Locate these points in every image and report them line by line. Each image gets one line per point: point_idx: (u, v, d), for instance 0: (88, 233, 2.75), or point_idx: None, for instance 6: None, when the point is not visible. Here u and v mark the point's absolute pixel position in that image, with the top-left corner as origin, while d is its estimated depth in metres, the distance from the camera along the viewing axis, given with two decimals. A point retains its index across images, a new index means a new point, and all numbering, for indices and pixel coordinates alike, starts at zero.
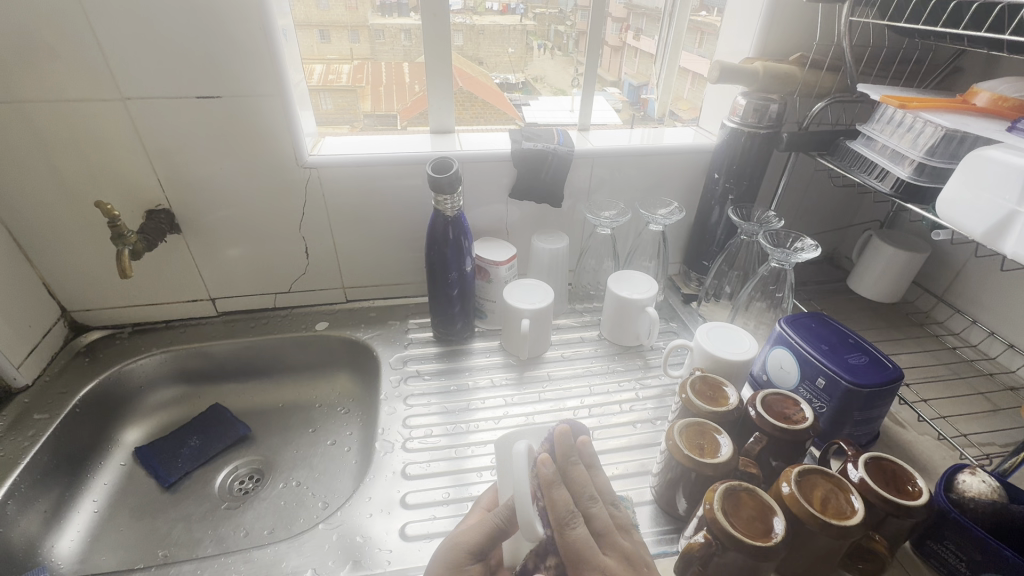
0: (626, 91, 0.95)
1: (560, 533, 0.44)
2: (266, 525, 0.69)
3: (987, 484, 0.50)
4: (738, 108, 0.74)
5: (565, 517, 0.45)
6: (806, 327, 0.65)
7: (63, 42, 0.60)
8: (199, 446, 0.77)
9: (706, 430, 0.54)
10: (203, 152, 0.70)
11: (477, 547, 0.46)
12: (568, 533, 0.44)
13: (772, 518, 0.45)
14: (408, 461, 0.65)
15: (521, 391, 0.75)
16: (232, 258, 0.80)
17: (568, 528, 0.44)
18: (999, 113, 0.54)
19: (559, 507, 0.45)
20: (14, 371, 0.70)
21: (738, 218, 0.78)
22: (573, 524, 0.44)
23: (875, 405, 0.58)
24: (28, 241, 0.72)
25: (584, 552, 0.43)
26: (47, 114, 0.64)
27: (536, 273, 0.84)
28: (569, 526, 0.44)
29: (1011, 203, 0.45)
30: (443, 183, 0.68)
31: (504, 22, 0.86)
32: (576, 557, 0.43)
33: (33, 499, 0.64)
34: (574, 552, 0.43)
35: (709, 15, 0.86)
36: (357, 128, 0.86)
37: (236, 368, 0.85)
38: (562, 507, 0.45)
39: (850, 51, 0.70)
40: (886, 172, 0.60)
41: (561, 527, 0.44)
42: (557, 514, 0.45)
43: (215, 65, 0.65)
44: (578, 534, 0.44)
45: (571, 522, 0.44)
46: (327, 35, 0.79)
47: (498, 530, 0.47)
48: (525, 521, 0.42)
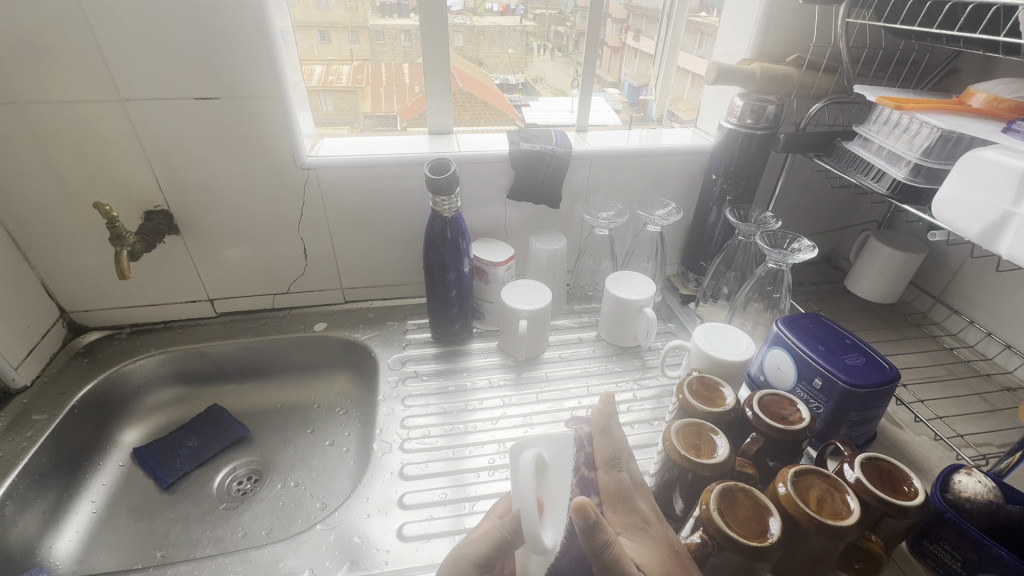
0: (626, 92, 0.96)
1: (606, 473, 0.50)
2: (264, 525, 0.69)
3: (983, 484, 0.50)
4: (736, 109, 0.74)
5: (610, 460, 0.51)
6: (803, 327, 0.65)
7: (61, 44, 0.60)
8: (197, 446, 0.77)
9: (703, 430, 0.54)
10: (202, 153, 0.71)
11: (484, 558, 0.45)
12: (614, 474, 0.50)
13: (769, 519, 0.45)
14: (406, 462, 0.65)
15: (519, 391, 0.75)
16: (230, 259, 0.81)
17: (614, 470, 0.51)
18: (994, 114, 0.54)
19: (604, 451, 0.52)
20: (13, 372, 0.71)
21: (736, 219, 0.78)
22: (618, 467, 0.51)
23: (872, 405, 0.58)
24: (27, 242, 0.72)
25: (625, 490, 0.49)
26: (46, 114, 0.64)
27: (534, 274, 0.84)
28: (614, 468, 0.51)
29: (1005, 204, 0.45)
30: (440, 185, 0.68)
31: (503, 23, 0.86)
32: (616, 496, 0.49)
33: (31, 500, 0.64)
34: (614, 489, 0.49)
35: (709, 16, 0.86)
36: (357, 129, 0.85)
37: (234, 369, 0.85)
38: (610, 451, 0.52)
39: (846, 53, 0.70)
40: (883, 173, 0.60)
41: (607, 467, 0.51)
42: (603, 456, 0.51)
43: (214, 66, 0.65)
44: (623, 477, 0.50)
45: (617, 465, 0.51)
46: (326, 36, 0.79)
47: (506, 541, 0.46)
48: (532, 535, 0.41)
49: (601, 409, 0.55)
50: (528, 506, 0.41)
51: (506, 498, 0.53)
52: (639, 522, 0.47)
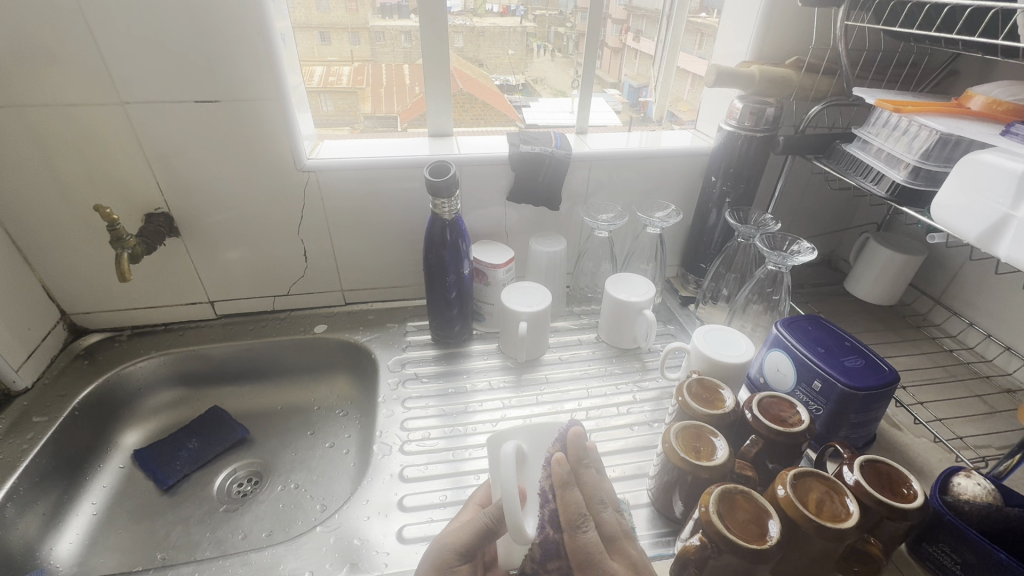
0: (626, 93, 0.96)
1: (569, 535, 0.45)
2: (264, 527, 0.69)
3: (982, 486, 0.50)
4: (735, 111, 0.74)
5: (574, 518, 0.46)
6: (803, 330, 0.65)
7: (62, 48, 0.61)
8: (197, 448, 0.77)
9: (702, 432, 0.54)
10: (202, 156, 0.71)
11: (466, 547, 0.47)
12: (579, 536, 0.45)
13: (768, 521, 0.45)
14: (406, 464, 0.65)
15: (519, 394, 0.75)
16: (231, 261, 0.81)
17: (579, 530, 0.45)
18: (993, 116, 0.54)
19: (568, 509, 0.46)
20: (14, 374, 0.71)
21: (735, 221, 0.78)
22: (583, 526, 0.45)
23: (871, 408, 0.58)
24: (28, 244, 0.73)
25: (591, 557, 0.44)
26: (46, 118, 0.64)
27: (534, 276, 0.84)
28: (579, 529, 0.45)
29: (1004, 207, 0.45)
30: (440, 187, 0.68)
31: (504, 24, 0.86)
32: (583, 561, 0.44)
33: (32, 502, 0.64)
34: (581, 556, 0.44)
35: (709, 17, 0.86)
36: (357, 129, 0.86)
37: (234, 371, 0.85)
38: (572, 507, 0.46)
39: (845, 55, 0.70)
40: (882, 175, 0.61)
41: (570, 528, 0.45)
42: (566, 515, 0.46)
43: (214, 69, 0.65)
44: (589, 537, 0.45)
45: (580, 525, 0.45)
46: (327, 37, 0.79)
47: (488, 531, 0.48)
48: (514, 524, 0.43)
49: (561, 459, 0.48)
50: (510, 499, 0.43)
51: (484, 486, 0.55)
52: None
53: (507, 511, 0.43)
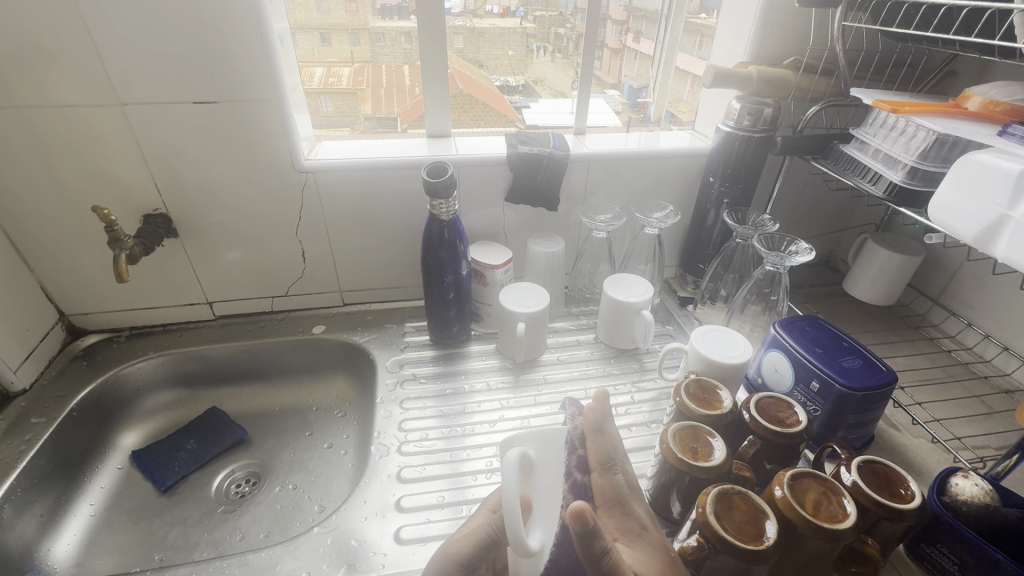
0: (626, 93, 0.97)
1: (601, 474, 0.49)
2: (262, 528, 0.69)
3: (980, 487, 0.50)
4: (733, 112, 0.74)
5: (605, 461, 0.50)
6: (801, 330, 0.65)
7: (61, 49, 0.61)
8: (195, 449, 0.77)
9: (700, 433, 0.54)
10: (201, 157, 0.71)
11: (467, 558, 0.46)
12: (609, 477, 0.49)
13: (764, 522, 0.45)
14: (404, 464, 0.65)
15: (517, 394, 0.75)
16: (229, 261, 0.81)
17: (610, 471, 0.49)
18: (991, 116, 0.54)
19: (598, 453, 0.50)
20: (12, 374, 0.71)
21: (733, 221, 0.78)
22: (614, 469, 0.49)
23: (869, 408, 0.58)
24: (27, 246, 0.73)
25: (620, 494, 0.48)
26: (45, 119, 0.64)
27: (532, 276, 0.84)
28: (610, 471, 0.49)
29: (1001, 207, 0.45)
30: (438, 188, 0.68)
31: (504, 24, 0.86)
32: (611, 499, 0.48)
33: (30, 503, 0.64)
34: (609, 492, 0.48)
35: (708, 17, 0.85)
36: (357, 130, 0.86)
37: (232, 371, 0.85)
38: (604, 452, 0.50)
39: (843, 56, 0.70)
40: (880, 175, 0.61)
41: (602, 469, 0.49)
42: (598, 457, 0.50)
43: (212, 70, 0.65)
44: (619, 479, 0.49)
45: (612, 467, 0.49)
46: (327, 38, 0.79)
47: (490, 541, 0.47)
48: (515, 536, 0.39)
49: (596, 408, 0.53)
50: (512, 508, 0.39)
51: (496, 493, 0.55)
52: (637, 527, 0.47)
53: (507, 521, 0.39)
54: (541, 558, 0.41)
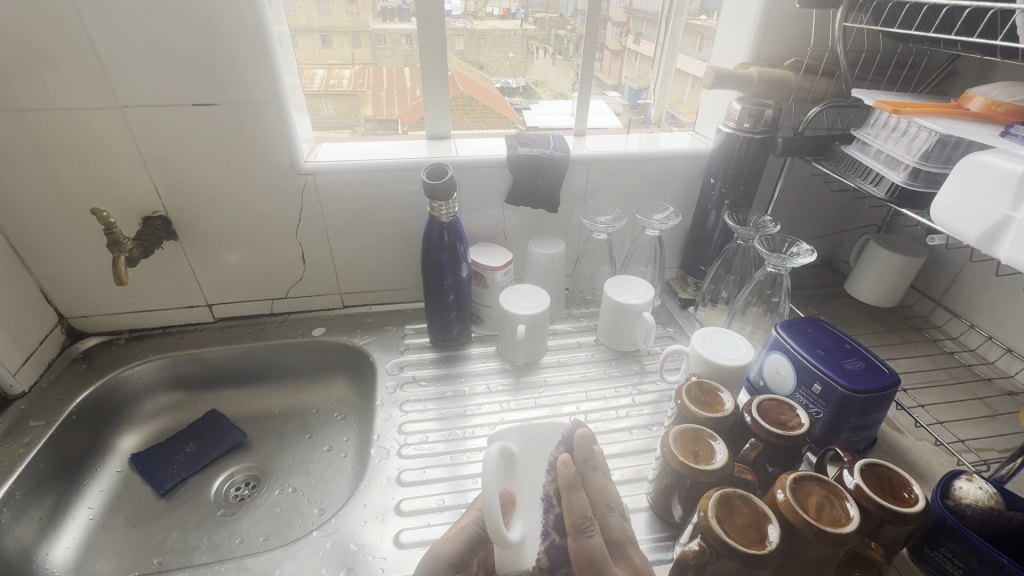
0: (627, 95, 0.96)
1: (574, 539, 0.44)
2: (261, 532, 0.68)
3: (984, 490, 0.49)
4: (734, 113, 0.74)
5: (579, 523, 0.45)
6: (803, 332, 0.65)
7: (61, 51, 0.61)
8: (194, 452, 0.77)
9: (702, 436, 0.54)
10: (200, 158, 0.71)
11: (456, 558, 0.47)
12: (582, 541, 0.44)
13: (767, 527, 0.44)
14: (403, 467, 0.64)
15: (518, 397, 0.75)
16: (229, 264, 0.81)
17: (582, 535, 0.44)
18: (992, 117, 0.54)
19: (572, 513, 0.45)
20: (11, 378, 0.71)
21: (734, 223, 0.78)
22: (589, 531, 0.44)
23: (872, 411, 0.58)
24: (26, 248, 0.73)
25: (596, 561, 0.43)
26: (44, 122, 0.64)
27: (533, 278, 0.84)
28: (584, 534, 0.44)
29: (1004, 208, 0.45)
30: (438, 190, 0.68)
31: (504, 26, 0.86)
32: (585, 565, 0.43)
33: (29, 506, 0.64)
34: (583, 560, 0.43)
35: (709, 19, 0.85)
36: (358, 132, 0.86)
37: (232, 374, 0.85)
38: (576, 512, 0.45)
39: (844, 57, 0.70)
40: (881, 176, 0.60)
41: (575, 533, 0.44)
42: (572, 519, 0.45)
43: (211, 72, 0.65)
44: (594, 542, 0.44)
45: (585, 530, 0.44)
46: (328, 39, 0.80)
47: (478, 537, 0.48)
48: (495, 530, 0.42)
49: (567, 461, 0.48)
50: (491, 500, 0.42)
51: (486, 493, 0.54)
52: None
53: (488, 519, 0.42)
54: (523, 549, 0.45)
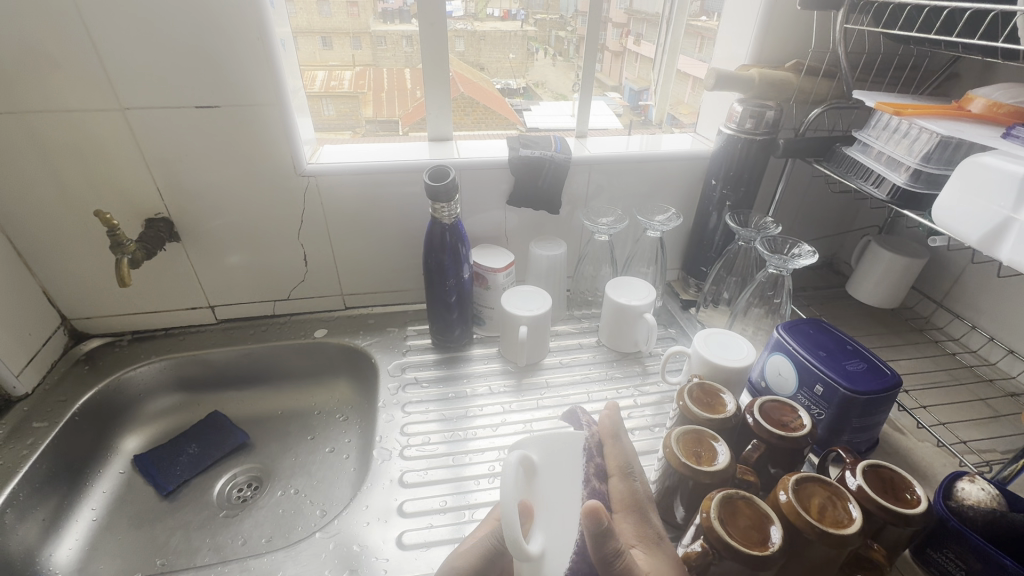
0: (628, 96, 0.96)
1: (620, 480, 0.51)
2: (264, 533, 0.69)
3: (986, 491, 0.49)
4: (735, 114, 0.74)
5: (623, 466, 0.52)
6: (804, 333, 0.65)
7: (64, 54, 0.61)
8: (197, 453, 0.77)
9: (703, 437, 0.54)
10: (203, 160, 0.71)
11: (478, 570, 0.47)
12: (629, 482, 0.51)
13: (769, 528, 0.45)
14: (406, 469, 0.65)
15: (519, 398, 0.75)
16: (231, 265, 0.81)
17: (628, 477, 0.51)
18: (993, 118, 0.54)
19: (617, 459, 0.52)
20: (14, 379, 0.71)
21: (736, 224, 0.78)
22: (632, 475, 0.52)
23: (873, 412, 0.58)
24: (29, 250, 0.73)
25: (639, 501, 0.50)
26: (47, 124, 0.65)
27: (534, 279, 0.84)
28: (629, 477, 0.51)
29: (1005, 210, 0.45)
30: (440, 191, 0.68)
31: (504, 28, 0.86)
32: (631, 503, 0.49)
33: (32, 508, 0.64)
34: (627, 497, 0.50)
35: (709, 20, 0.85)
36: (359, 133, 0.86)
37: (234, 375, 0.85)
38: (620, 458, 0.52)
39: (845, 58, 0.70)
40: (883, 178, 0.60)
41: (621, 475, 0.51)
42: (616, 463, 0.52)
43: (214, 74, 0.65)
44: (638, 485, 0.51)
45: (630, 474, 0.51)
46: (329, 41, 0.80)
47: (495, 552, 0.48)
48: (514, 544, 0.41)
49: (609, 416, 0.56)
50: (510, 515, 0.41)
51: None
52: (654, 535, 0.47)
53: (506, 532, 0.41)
54: (544, 561, 0.44)
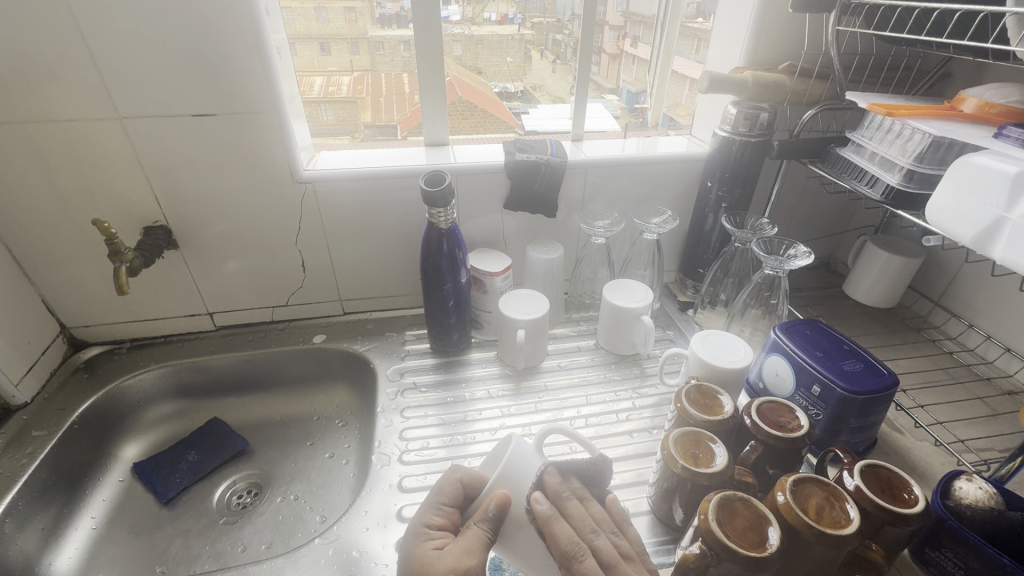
0: (625, 98, 0.96)
1: (570, 567, 0.44)
2: (264, 540, 0.69)
3: (983, 490, 0.50)
4: (729, 116, 0.75)
5: (569, 553, 0.44)
6: (800, 334, 0.65)
7: (62, 64, 0.61)
8: (196, 461, 0.77)
9: (701, 439, 0.54)
10: (201, 167, 0.71)
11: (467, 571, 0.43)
12: (577, 567, 0.44)
13: (767, 529, 0.45)
14: (404, 474, 0.65)
15: (518, 401, 0.75)
16: (229, 271, 0.81)
17: (576, 561, 0.44)
18: (985, 118, 0.55)
19: (564, 541, 0.45)
20: (13, 388, 0.71)
21: (731, 225, 0.78)
22: (581, 556, 0.44)
23: (871, 412, 0.58)
24: (27, 259, 0.73)
25: None
26: (45, 132, 0.65)
27: (532, 281, 0.84)
28: (576, 560, 0.44)
29: (997, 208, 0.45)
30: (437, 197, 0.68)
31: (502, 32, 0.87)
32: None
33: (32, 517, 0.64)
34: None
35: (704, 22, 0.85)
36: (357, 139, 0.87)
37: (234, 382, 0.85)
38: (567, 542, 0.45)
39: (839, 59, 0.70)
40: (877, 179, 0.60)
41: (567, 562, 0.44)
42: (562, 550, 0.44)
43: (209, 80, 0.65)
44: (588, 566, 0.44)
45: (582, 553, 0.44)
46: (327, 47, 0.81)
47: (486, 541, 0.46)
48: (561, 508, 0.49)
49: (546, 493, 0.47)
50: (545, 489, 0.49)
51: (452, 484, 0.51)
52: None
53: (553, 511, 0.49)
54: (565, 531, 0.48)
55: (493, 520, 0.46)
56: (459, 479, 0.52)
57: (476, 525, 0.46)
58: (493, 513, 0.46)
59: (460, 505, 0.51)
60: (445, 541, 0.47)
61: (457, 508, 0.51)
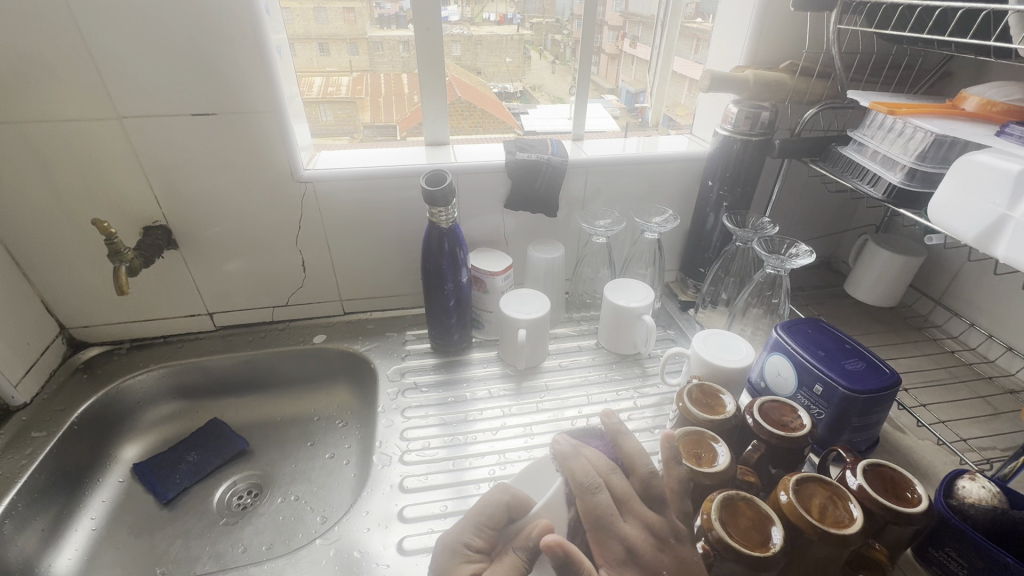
0: (625, 98, 0.96)
1: (584, 499, 0.47)
2: (264, 540, 0.68)
3: (986, 490, 0.49)
4: (730, 116, 0.75)
5: (584, 484, 0.48)
6: (802, 333, 0.65)
7: (62, 62, 0.61)
8: (196, 461, 0.77)
9: (704, 439, 0.54)
10: (203, 167, 0.71)
11: None
12: (591, 499, 0.47)
13: (770, 529, 0.44)
14: (406, 474, 0.64)
15: (519, 401, 0.75)
16: (230, 271, 0.81)
17: (591, 494, 0.47)
18: (987, 117, 0.54)
19: (579, 475, 0.48)
20: (13, 389, 0.71)
21: (732, 225, 0.78)
22: (595, 490, 0.47)
23: (873, 411, 0.58)
24: (27, 258, 0.73)
25: (605, 518, 0.46)
26: (46, 132, 0.65)
27: (533, 281, 0.84)
28: (591, 492, 0.47)
29: (1000, 207, 0.45)
30: (438, 196, 0.68)
31: (501, 32, 0.87)
32: (595, 521, 0.46)
33: (31, 518, 0.64)
34: (595, 517, 0.46)
35: (704, 22, 0.86)
36: (357, 138, 0.87)
37: (234, 382, 0.85)
38: (582, 475, 0.48)
39: (840, 58, 0.70)
40: (878, 177, 0.60)
41: (583, 494, 0.47)
42: (577, 483, 0.48)
43: (209, 79, 0.65)
44: (600, 500, 0.47)
45: (595, 487, 0.47)
46: (326, 48, 0.81)
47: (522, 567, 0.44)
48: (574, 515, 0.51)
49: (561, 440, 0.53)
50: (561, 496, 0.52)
51: (497, 493, 0.50)
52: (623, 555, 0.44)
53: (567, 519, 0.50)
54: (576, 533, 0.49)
55: (532, 549, 0.44)
56: (507, 501, 0.50)
57: (514, 549, 0.45)
58: (533, 541, 0.44)
59: (502, 527, 0.49)
60: (481, 565, 0.46)
61: (497, 530, 0.49)
